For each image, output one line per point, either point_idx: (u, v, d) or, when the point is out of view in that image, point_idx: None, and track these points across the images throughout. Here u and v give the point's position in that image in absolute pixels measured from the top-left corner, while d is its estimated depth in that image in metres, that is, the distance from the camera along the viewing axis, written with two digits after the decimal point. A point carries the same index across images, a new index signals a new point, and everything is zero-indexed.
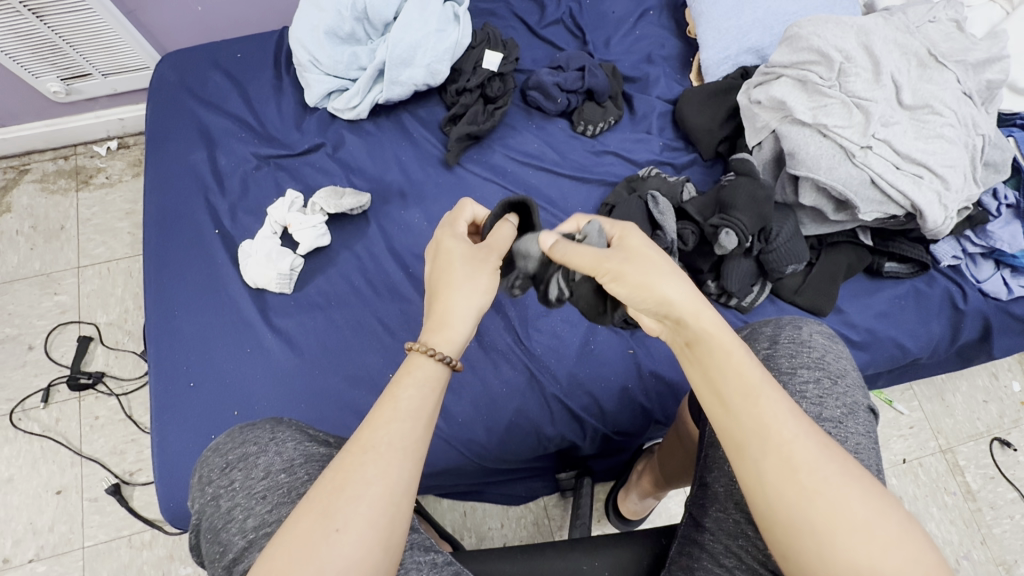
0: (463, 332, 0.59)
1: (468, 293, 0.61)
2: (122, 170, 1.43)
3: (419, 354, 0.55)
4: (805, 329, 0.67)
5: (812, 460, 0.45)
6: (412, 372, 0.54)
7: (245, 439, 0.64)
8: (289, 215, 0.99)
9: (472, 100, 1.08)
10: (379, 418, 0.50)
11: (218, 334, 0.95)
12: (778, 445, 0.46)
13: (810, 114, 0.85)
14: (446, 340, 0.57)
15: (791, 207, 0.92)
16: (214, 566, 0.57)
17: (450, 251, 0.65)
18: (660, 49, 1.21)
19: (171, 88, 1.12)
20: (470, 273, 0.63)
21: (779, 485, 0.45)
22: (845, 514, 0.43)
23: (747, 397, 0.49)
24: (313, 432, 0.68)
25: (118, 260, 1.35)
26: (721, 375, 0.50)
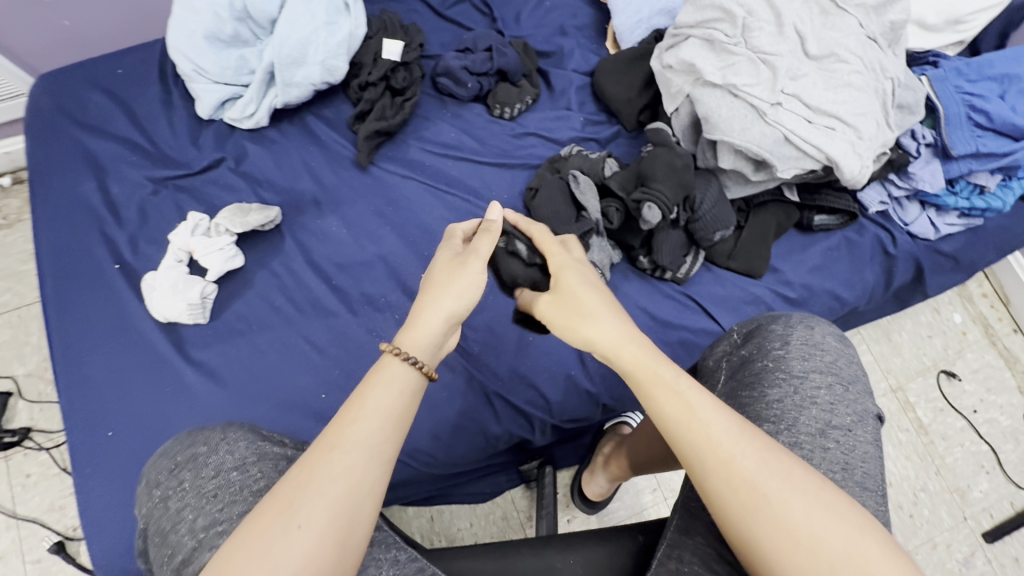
0: (433, 333, 0.63)
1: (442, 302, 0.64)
2: (20, 209, 1.32)
3: (388, 355, 0.59)
4: (817, 331, 0.66)
5: (749, 448, 0.48)
6: (382, 372, 0.58)
7: (195, 441, 0.61)
8: (193, 240, 0.92)
9: (379, 94, 1.01)
10: (347, 418, 0.54)
11: (134, 376, 0.89)
12: (718, 462, 0.48)
13: (719, 74, 0.82)
14: (413, 340, 0.61)
15: (714, 172, 0.90)
16: (163, 570, 0.54)
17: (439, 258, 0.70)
18: (573, 19, 1.16)
19: (49, 115, 1.03)
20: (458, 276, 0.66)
21: (725, 504, 0.48)
22: (789, 524, 0.45)
23: (685, 411, 0.51)
24: (267, 432, 0.65)
25: (29, 305, 1.26)
26: (668, 405, 0.52)
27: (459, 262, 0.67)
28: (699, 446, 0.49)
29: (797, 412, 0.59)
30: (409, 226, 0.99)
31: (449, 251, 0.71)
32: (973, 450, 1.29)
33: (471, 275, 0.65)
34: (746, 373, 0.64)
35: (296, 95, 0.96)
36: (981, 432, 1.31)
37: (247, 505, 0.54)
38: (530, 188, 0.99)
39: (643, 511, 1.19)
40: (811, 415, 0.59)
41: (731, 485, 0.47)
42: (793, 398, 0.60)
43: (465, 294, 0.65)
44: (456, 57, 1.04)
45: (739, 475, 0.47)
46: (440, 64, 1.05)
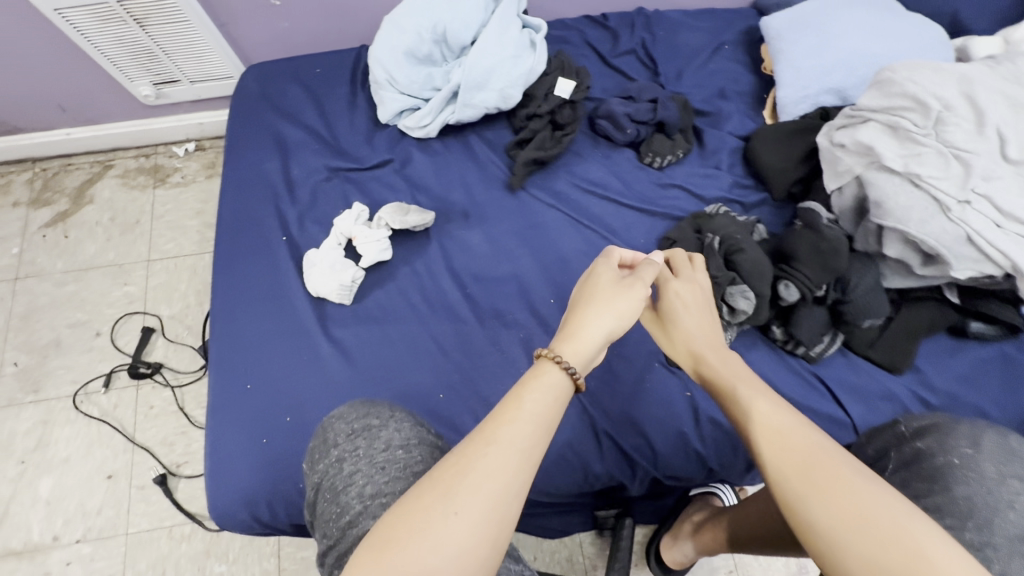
0: (588, 350, 0.65)
1: (604, 316, 0.67)
2: (195, 171, 1.50)
3: (547, 361, 0.62)
4: (1012, 438, 0.63)
5: (874, 506, 0.50)
6: (539, 378, 0.61)
7: (369, 412, 0.67)
8: (354, 228, 1.01)
9: (541, 126, 1.08)
10: (504, 415, 0.56)
11: (278, 339, 0.97)
12: (812, 468, 0.53)
13: (901, 161, 0.81)
14: (572, 352, 0.64)
15: (873, 257, 0.87)
16: (329, 527, 0.59)
17: (597, 275, 0.73)
18: (735, 85, 1.19)
19: (253, 98, 1.17)
20: (621, 296, 0.69)
21: (818, 503, 0.51)
22: (885, 532, 0.48)
23: (777, 428, 0.58)
24: (423, 422, 0.70)
25: (184, 256, 1.40)
26: (764, 424, 0.59)
27: (622, 281, 0.71)
28: (793, 457, 0.55)
29: (991, 515, 0.56)
30: (546, 252, 1.03)
31: (607, 267, 0.73)
32: None
33: (637, 304, 0.69)
34: (924, 466, 0.62)
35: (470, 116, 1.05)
36: None
37: (410, 485, 0.58)
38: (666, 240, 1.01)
39: None
40: (1008, 519, 0.56)
41: (853, 544, 0.49)
42: (986, 501, 0.57)
43: (624, 311, 0.68)
44: (619, 104, 1.09)
45: (850, 504, 0.50)
46: (603, 108, 1.10)
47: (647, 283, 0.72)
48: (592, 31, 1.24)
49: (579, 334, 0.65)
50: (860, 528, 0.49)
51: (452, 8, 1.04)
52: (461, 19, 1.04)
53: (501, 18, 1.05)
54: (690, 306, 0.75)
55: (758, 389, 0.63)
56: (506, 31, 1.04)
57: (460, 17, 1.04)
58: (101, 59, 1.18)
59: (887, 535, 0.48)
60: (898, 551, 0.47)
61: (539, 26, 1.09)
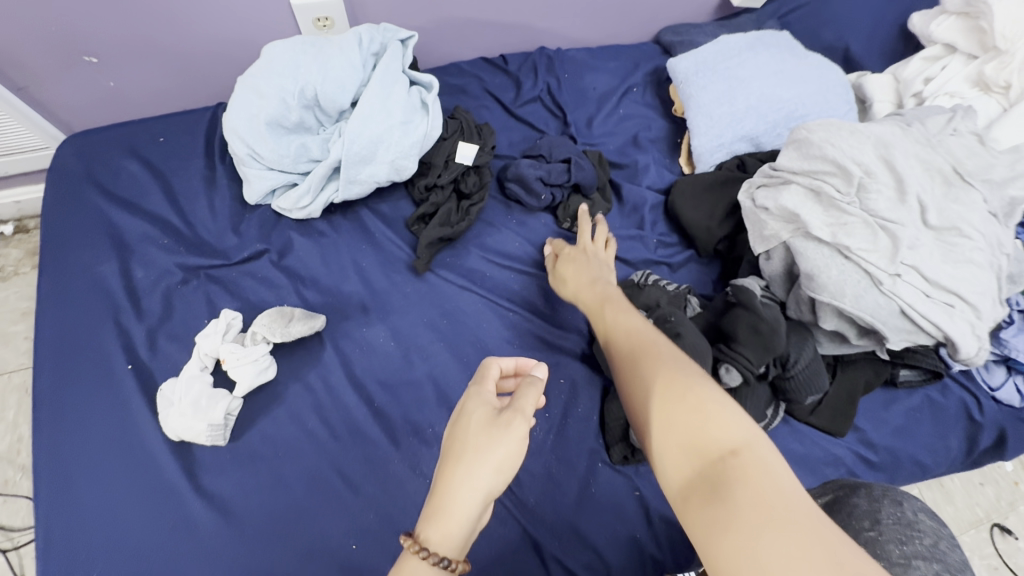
0: (464, 526, 0.50)
1: (480, 478, 0.50)
2: (18, 260, 1.19)
3: (409, 557, 0.48)
4: (908, 508, 0.62)
5: (686, 382, 0.55)
6: None
7: None
8: (223, 347, 0.81)
9: (444, 198, 0.94)
10: None
11: (131, 505, 0.75)
12: (642, 354, 0.62)
13: (828, 231, 0.76)
14: (443, 535, 0.49)
15: (808, 327, 0.83)
16: None
17: (467, 417, 0.55)
18: (647, 130, 1.11)
19: (75, 181, 0.93)
20: (500, 443, 0.52)
21: (636, 373, 0.60)
22: (676, 384, 0.54)
23: (629, 331, 0.68)
24: None
25: (10, 373, 1.11)
26: (620, 330, 0.69)
27: (497, 420, 0.54)
28: (633, 349, 0.64)
29: None
30: (464, 343, 0.90)
31: (482, 403, 0.56)
32: None
33: (515, 453, 0.52)
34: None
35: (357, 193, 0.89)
36: None
37: None
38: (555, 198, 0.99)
39: None
40: None
41: (664, 410, 0.53)
42: None
43: (503, 465, 0.52)
44: (530, 165, 0.97)
45: (655, 370, 0.58)
46: (513, 169, 0.98)
47: (529, 416, 0.55)
48: (492, 77, 1.12)
49: (447, 511, 0.50)
50: (671, 399, 0.53)
51: (323, 68, 0.87)
52: (335, 80, 0.87)
53: (385, 76, 0.89)
54: (589, 268, 0.86)
55: (624, 316, 0.72)
56: (392, 92, 0.89)
57: (334, 76, 0.87)
58: None
59: (686, 400, 0.52)
60: (693, 412, 0.51)
61: (429, 84, 0.94)
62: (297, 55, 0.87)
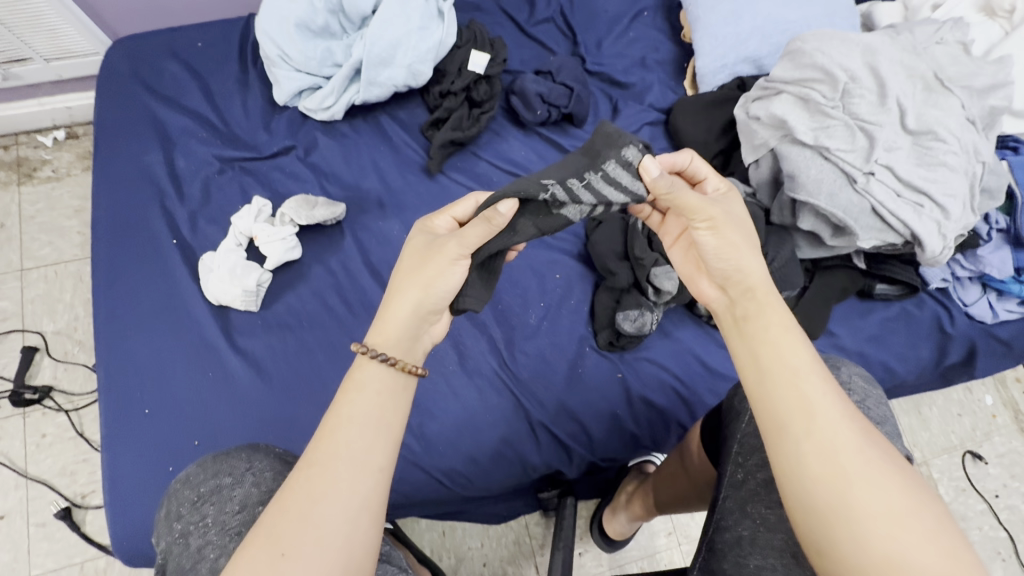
0: (410, 331, 0.57)
1: (424, 288, 0.58)
2: (70, 163, 1.31)
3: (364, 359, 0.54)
4: (845, 371, 0.68)
5: (857, 454, 0.46)
6: (358, 378, 0.54)
7: (219, 469, 0.60)
8: (255, 226, 0.91)
9: (457, 104, 1.00)
10: (328, 428, 0.51)
11: (176, 356, 0.87)
12: (817, 427, 0.47)
13: (811, 134, 0.82)
14: (392, 341, 0.56)
15: (788, 230, 0.89)
16: None
17: (414, 250, 0.61)
18: (654, 53, 1.15)
19: (123, 80, 1.02)
20: (443, 258, 0.58)
21: (816, 466, 0.46)
22: (868, 500, 0.44)
23: (793, 380, 0.49)
24: (291, 460, 0.65)
25: (66, 263, 1.24)
26: (774, 369, 0.50)
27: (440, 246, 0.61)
28: (799, 407, 0.48)
29: None
30: None
31: (422, 237, 0.62)
32: (993, 535, 1.27)
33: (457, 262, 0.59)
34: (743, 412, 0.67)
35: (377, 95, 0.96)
36: (1002, 519, 1.28)
37: None
38: (546, 190, 0.58)
39: (656, 554, 1.17)
40: None
41: (847, 499, 0.44)
42: None
43: (446, 277, 0.58)
44: (533, 80, 1.02)
45: (836, 467, 0.45)
46: (517, 83, 1.03)
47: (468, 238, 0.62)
48: None
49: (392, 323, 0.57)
50: (863, 519, 0.43)
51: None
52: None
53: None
54: (719, 226, 0.57)
55: (770, 326, 0.52)
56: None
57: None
58: None
59: (869, 490, 0.44)
60: (880, 497, 0.44)
61: None
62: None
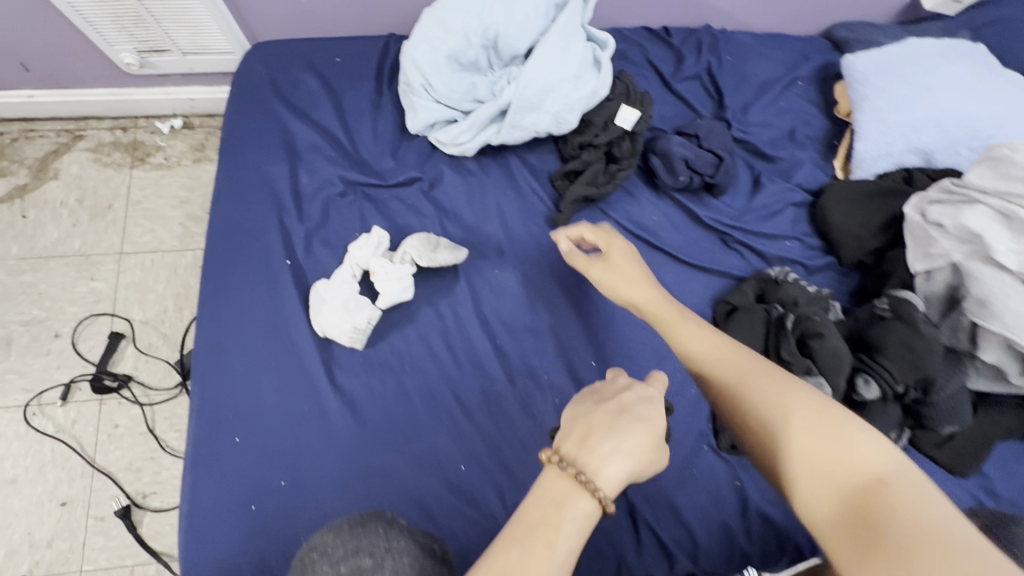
0: (617, 474, 0.49)
1: (636, 448, 0.50)
2: (181, 153, 1.31)
3: (567, 477, 0.48)
4: None
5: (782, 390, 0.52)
6: (566, 511, 0.47)
7: (358, 547, 0.49)
8: (374, 260, 0.86)
9: (595, 158, 0.94)
10: (532, 565, 0.43)
11: (275, 382, 0.83)
12: (746, 380, 0.55)
13: (1014, 258, 0.73)
14: (601, 475, 0.48)
15: (960, 357, 0.78)
16: None
17: (618, 387, 0.56)
18: (805, 127, 1.07)
19: (258, 86, 1.00)
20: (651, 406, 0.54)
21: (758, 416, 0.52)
22: (812, 426, 0.48)
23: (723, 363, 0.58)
24: (422, 538, 0.54)
25: (164, 252, 1.23)
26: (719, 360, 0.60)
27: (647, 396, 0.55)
28: (735, 378, 0.56)
29: None
30: (590, 304, 0.91)
31: (614, 385, 0.57)
32: None
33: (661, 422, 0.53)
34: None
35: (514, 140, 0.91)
36: None
37: None
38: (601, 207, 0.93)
39: None
40: None
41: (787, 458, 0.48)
42: None
43: (658, 453, 0.52)
44: (680, 143, 0.95)
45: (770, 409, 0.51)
46: (661, 143, 0.96)
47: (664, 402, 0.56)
48: (654, 48, 1.10)
49: (597, 461, 0.49)
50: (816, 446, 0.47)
51: (510, 8, 0.89)
52: (519, 25, 0.89)
53: (565, 29, 0.90)
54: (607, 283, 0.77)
55: (692, 347, 0.63)
56: (569, 47, 0.90)
57: (518, 21, 0.89)
58: (76, 18, 1.01)
59: (793, 413, 0.50)
60: (819, 461, 0.46)
61: (604, 42, 0.94)
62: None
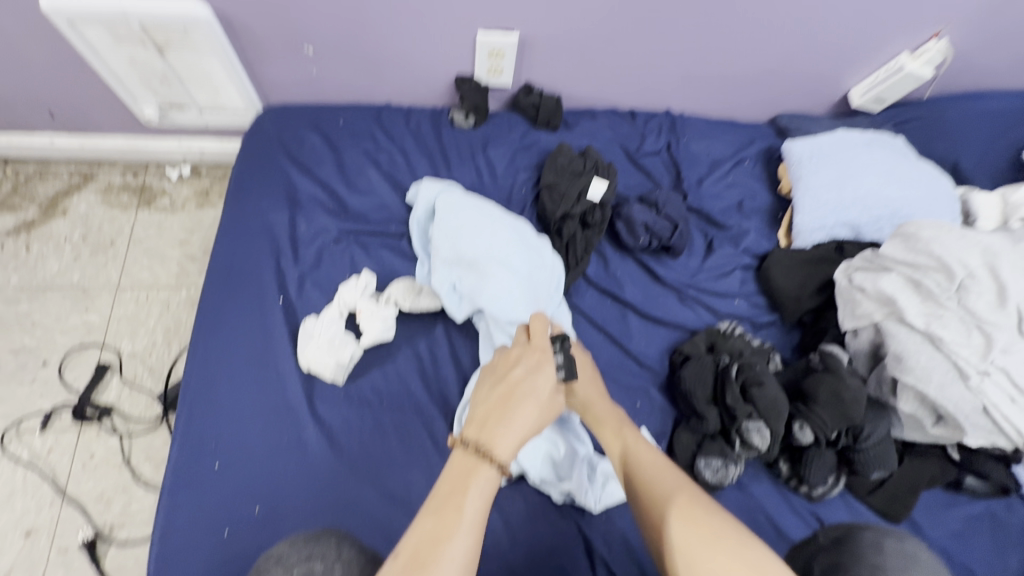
0: (509, 440, 0.59)
1: (524, 421, 0.61)
2: (186, 197, 1.40)
3: (466, 453, 0.58)
4: (914, 547, 0.57)
5: (662, 488, 0.61)
6: (471, 481, 0.57)
7: (311, 553, 0.59)
8: (361, 301, 0.95)
9: (575, 229, 1.06)
10: (446, 526, 0.53)
11: (257, 412, 0.88)
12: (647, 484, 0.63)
13: (922, 320, 0.83)
14: (496, 445, 0.59)
15: (885, 407, 0.87)
16: None
17: (512, 363, 0.68)
18: (752, 200, 1.21)
19: (268, 143, 1.12)
20: (537, 382, 0.65)
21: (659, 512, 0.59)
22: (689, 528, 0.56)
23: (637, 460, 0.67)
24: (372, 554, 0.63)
25: (159, 288, 1.29)
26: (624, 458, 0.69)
27: (532, 369, 0.66)
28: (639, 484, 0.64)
29: None
30: None
31: (500, 365, 0.68)
32: None
33: (540, 392, 0.64)
34: None
35: (599, 472, 0.86)
36: None
37: None
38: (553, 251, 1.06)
39: None
40: None
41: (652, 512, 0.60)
42: None
43: (544, 417, 0.64)
44: (640, 210, 1.07)
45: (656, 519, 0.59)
46: (624, 210, 1.08)
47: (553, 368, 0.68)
48: (621, 126, 1.26)
49: (493, 438, 0.59)
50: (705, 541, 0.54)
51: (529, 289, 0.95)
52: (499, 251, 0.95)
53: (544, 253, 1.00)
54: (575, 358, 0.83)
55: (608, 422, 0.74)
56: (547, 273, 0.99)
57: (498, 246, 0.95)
58: (109, 76, 1.13)
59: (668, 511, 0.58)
60: (663, 484, 0.62)
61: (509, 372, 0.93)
62: (475, 217, 0.99)
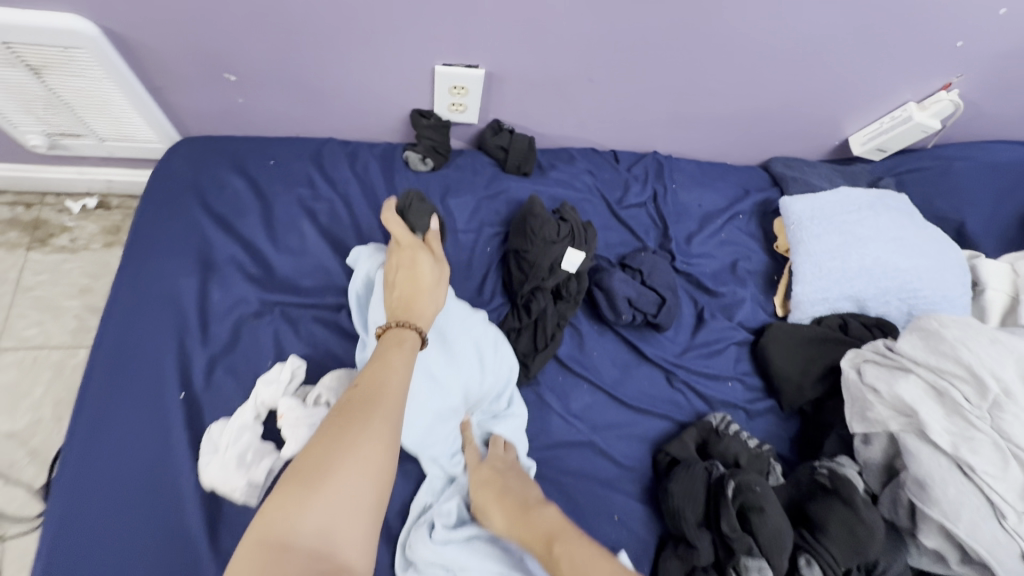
0: (427, 310, 0.71)
1: (435, 291, 0.74)
2: (91, 236, 1.18)
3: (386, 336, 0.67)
4: None
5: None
6: (388, 361, 0.63)
7: None
8: (282, 401, 0.76)
9: (547, 302, 0.89)
10: (355, 420, 0.56)
11: (141, 548, 0.68)
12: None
13: (949, 440, 0.71)
14: (415, 316, 0.70)
15: (902, 535, 0.74)
16: None
17: (417, 266, 0.75)
18: (747, 261, 1.08)
19: (179, 188, 0.93)
20: (434, 276, 0.75)
21: None
22: None
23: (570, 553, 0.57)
24: None
25: (50, 349, 1.08)
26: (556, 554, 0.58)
27: (434, 262, 0.77)
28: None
29: None
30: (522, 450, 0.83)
31: (405, 262, 0.76)
32: None
33: (438, 275, 0.75)
34: None
35: None
36: None
37: None
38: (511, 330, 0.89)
39: None
40: None
41: None
42: None
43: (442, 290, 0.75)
44: (623, 280, 0.92)
45: None
46: (605, 278, 0.93)
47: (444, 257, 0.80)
48: (602, 172, 1.11)
49: (413, 310, 0.71)
50: None
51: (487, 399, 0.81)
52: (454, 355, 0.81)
53: (505, 349, 0.85)
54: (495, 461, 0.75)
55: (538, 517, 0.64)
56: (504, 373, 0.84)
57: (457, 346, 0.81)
58: None
59: None
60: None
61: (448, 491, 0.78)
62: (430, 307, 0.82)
